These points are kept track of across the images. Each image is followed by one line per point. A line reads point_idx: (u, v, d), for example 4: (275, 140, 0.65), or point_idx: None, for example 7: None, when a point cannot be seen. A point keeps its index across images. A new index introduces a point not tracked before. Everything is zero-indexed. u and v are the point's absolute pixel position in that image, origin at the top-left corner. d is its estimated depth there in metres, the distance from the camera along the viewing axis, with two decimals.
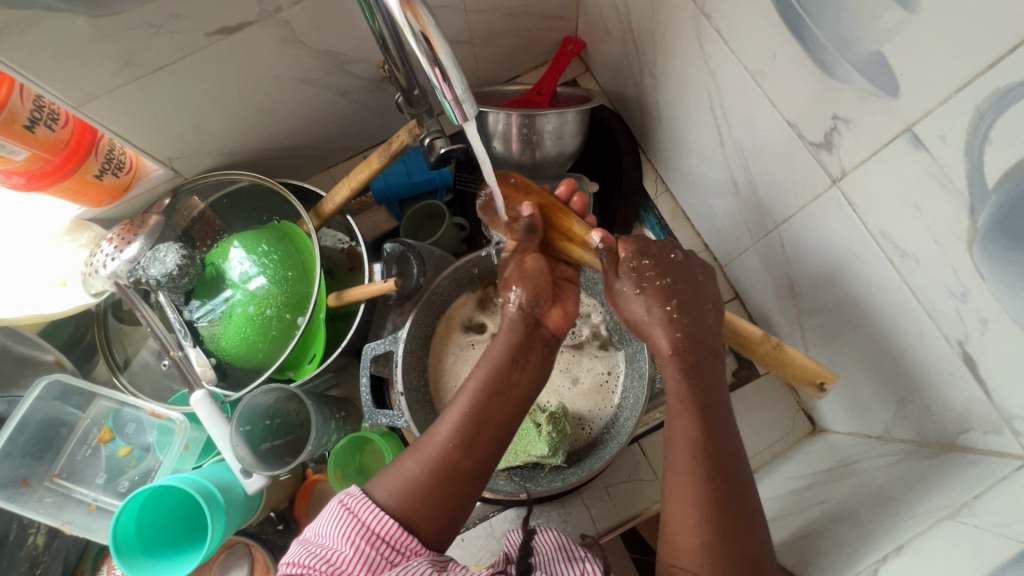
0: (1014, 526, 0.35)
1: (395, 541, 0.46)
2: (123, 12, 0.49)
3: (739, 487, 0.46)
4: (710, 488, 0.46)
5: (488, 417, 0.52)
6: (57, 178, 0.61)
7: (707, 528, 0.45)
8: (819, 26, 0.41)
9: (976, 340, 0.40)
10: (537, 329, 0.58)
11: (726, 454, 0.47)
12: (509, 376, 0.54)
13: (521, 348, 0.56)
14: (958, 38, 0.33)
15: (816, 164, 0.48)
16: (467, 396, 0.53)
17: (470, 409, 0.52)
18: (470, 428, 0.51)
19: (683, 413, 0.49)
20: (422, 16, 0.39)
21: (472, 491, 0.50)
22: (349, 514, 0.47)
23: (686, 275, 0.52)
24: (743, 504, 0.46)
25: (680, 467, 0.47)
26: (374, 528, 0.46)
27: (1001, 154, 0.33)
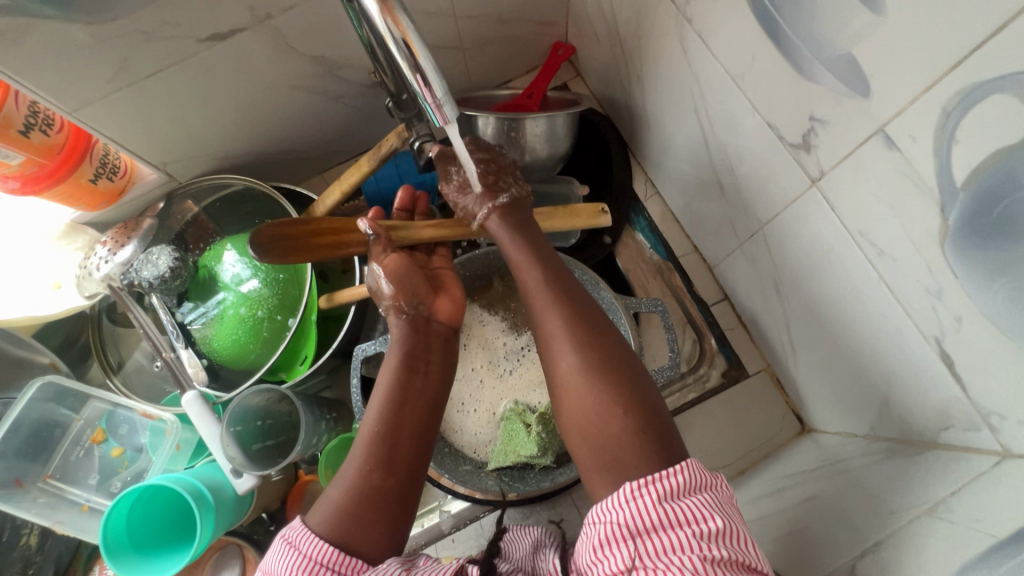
0: (991, 521, 0.36)
1: (337, 564, 0.44)
2: (116, 20, 0.50)
3: (581, 298, 0.57)
4: (566, 309, 0.55)
5: (397, 437, 0.54)
6: (52, 182, 0.62)
7: (577, 347, 0.53)
8: (793, 29, 0.42)
9: (953, 337, 0.41)
10: (428, 326, 0.63)
11: (563, 279, 0.58)
12: (411, 381, 0.58)
13: (416, 349, 0.60)
14: (924, 40, 0.33)
15: (796, 165, 0.49)
16: (374, 416, 0.55)
17: (380, 426, 0.54)
18: (384, 447, 0.53)
19: (524, 262, 0.60)
20: (402, 22, 0.40)
21: (399, 508, 0.50)
22: (291, 548, 0.45)
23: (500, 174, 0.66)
24: (591, 309, 0.56)
25: (541, 310, 0.57)
26: (316, 557, 0.44)
27: (968, 151, 0.34)
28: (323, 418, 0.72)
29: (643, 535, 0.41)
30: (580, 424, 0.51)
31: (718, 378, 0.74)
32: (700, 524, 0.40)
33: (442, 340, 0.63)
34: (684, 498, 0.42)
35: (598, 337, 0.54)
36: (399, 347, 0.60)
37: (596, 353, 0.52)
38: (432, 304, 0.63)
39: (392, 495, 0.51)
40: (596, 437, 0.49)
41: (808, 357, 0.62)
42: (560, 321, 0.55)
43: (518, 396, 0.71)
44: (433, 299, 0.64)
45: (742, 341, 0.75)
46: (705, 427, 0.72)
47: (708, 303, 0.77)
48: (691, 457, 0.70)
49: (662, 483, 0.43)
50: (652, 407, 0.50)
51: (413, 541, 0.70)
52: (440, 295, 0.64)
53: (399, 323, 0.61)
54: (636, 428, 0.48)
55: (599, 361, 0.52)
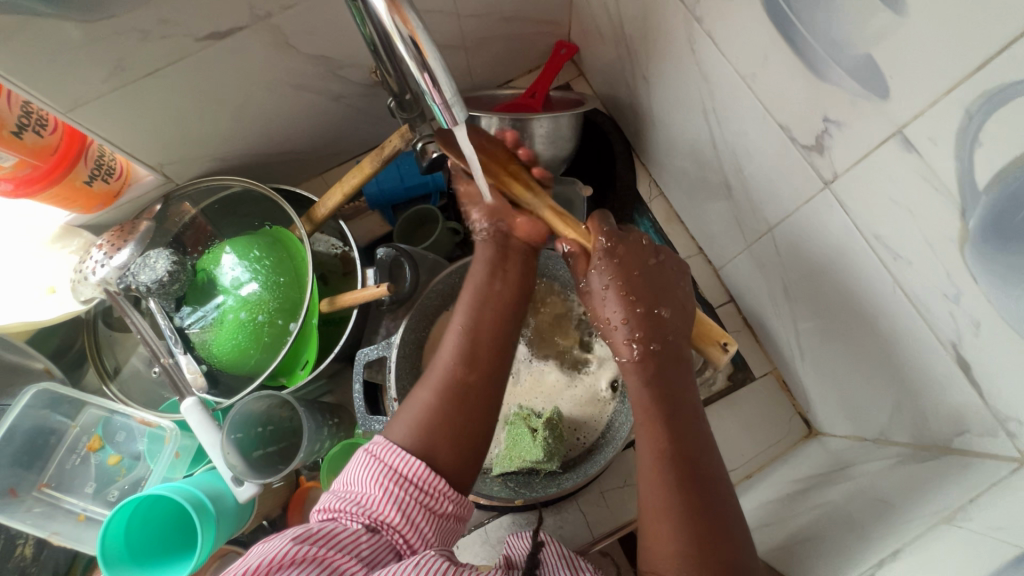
0: (1011, 529, 0.35)
1: (423, 481, 0.49)
2: (111, 18, 0.49)
3: (703, 469, 0.50)
4: (678, 478, 0.49)
5: (479, 339, 0.59)
6: (45, 184, 0.61)
7: (679, 529, 0.47)
8: (808, 29, 0.41)
9: (969, 342, 0.40)
10: (507, 240, 0.65)
11: (689, 443, 0.52)
12: (491, 285, 0.62)
13: (496, 260, 0.64)
14: (947, 41, 0.33)
15: (808, 167, 0.48)
16: (461, 313, 0.61)
17: (467, 323, 0.60)
18: (468, 347, 0.58)
19: (650, 416, 0.53)
20: (410, 20, 0.39)
21: (480, 402, 0.55)
22: (375, 460, 0.50)
23: (664, 289, 0.58)
24: (711, 482, 0.50)
25: (652, 469, 0.50)
26: (401, 470, 0.49)
27: (991, 154, 0.33)
28: (325, 423, 0.70)
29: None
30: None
31: (724, 382, 0.73)
32: None
33: (520, 255, 0.65)
34: None
35: (686, 448, 0.51)
36: (481, 256, 0.64)
37: (703, 540, 0.46)
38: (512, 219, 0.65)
39: (472, 393, 0.55)
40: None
41: (817, 360, 0.61)
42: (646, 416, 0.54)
43: (522, 401, 0.70)
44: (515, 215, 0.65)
45: (748, 343, 0.75)
46: (712, 430, 0.71)
47: (714, 305, 0.77)
48: None
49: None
50: (724, 548, 0.46)
51: None
52: (522, 212, 0.64)
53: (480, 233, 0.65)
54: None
55: (706, 543, 0.46)
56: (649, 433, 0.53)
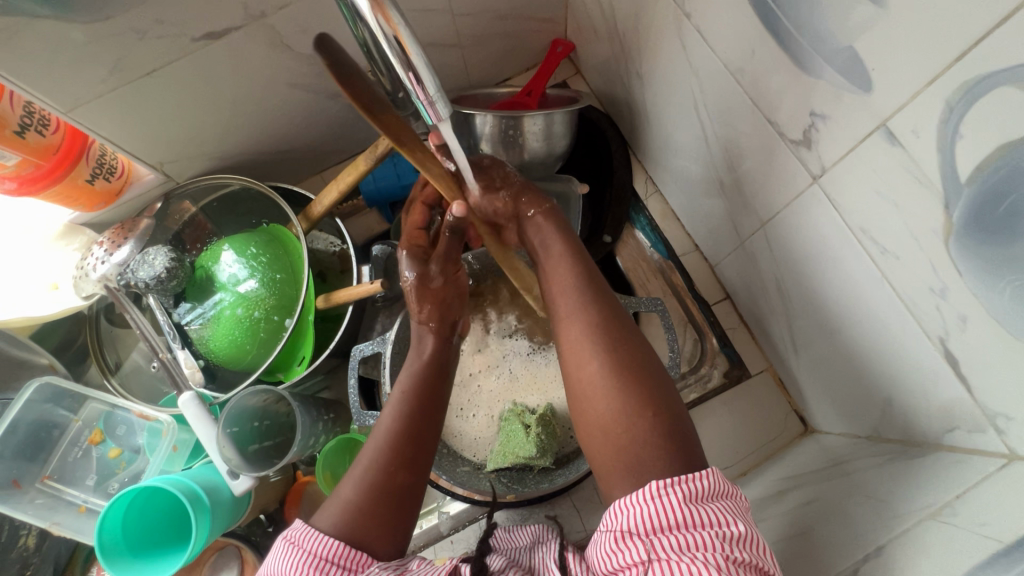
0: (996, 525, 0.35)
1: (343, 559, 0.43)
2: (109, 18, 0.50)
3: (607, 301, 0.54)
4: (591, 311, 0.53)
5: (420, 430, 0.53)
6: (49, 183, 0.62)
7: (602, 351, 0.51)
8: (793, 21, 0.41)
9: (957, 337, 0.40)
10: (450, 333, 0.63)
11: (591, 280, 0.56)
12: (434, 389, 0.57)
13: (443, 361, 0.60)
14: (928, 32, 0.32)
15: (797, 161, 0.48)
16: (392, 414, 0.54)
17: (400, 424, 0.53)
18: (407, 446, 0.52)
19: (558, 260, 0.58)
20: (393, 19, 0.40)
21: (413, 510, 0.50)
22: (294, 547, 0.44)
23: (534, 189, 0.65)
24: (620, 314, 0.54)
25: (567, 307, 0.55)
26: (319, 553, 0.43)
27: (973, 146, 0.33)
28: (321, 418, 0.71)
29: (663, 532, 0.40)
30: (603, 424, 0.48)
31: (720, 379, 0.73)
32: (724, 527, 0.40)
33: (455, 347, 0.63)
34: (706, 503, 0.41)
35: (603, 295, 0.55)
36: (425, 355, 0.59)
37: (623, 357, 0.50)
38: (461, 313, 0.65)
39: (410, 493, 0.50)
40: (616, 438, 0.47)
41: (810, 357, 0.61)
42: (564, 266, 0.58)
43: (516, 397, 0.71)
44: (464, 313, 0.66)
45: (743, 340, 0.74)
46: (706, 428, 0.71)
47: (710, 302, 0.76)
48: None
49: (690, 485, 0.41)
50: (668, 394, 0.49)
51: (411, 543, 0.69)
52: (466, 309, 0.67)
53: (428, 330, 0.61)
54: (662, 430, 0.46)
55: (627, 361, 0.50)
56: (558, 282, 0.57)
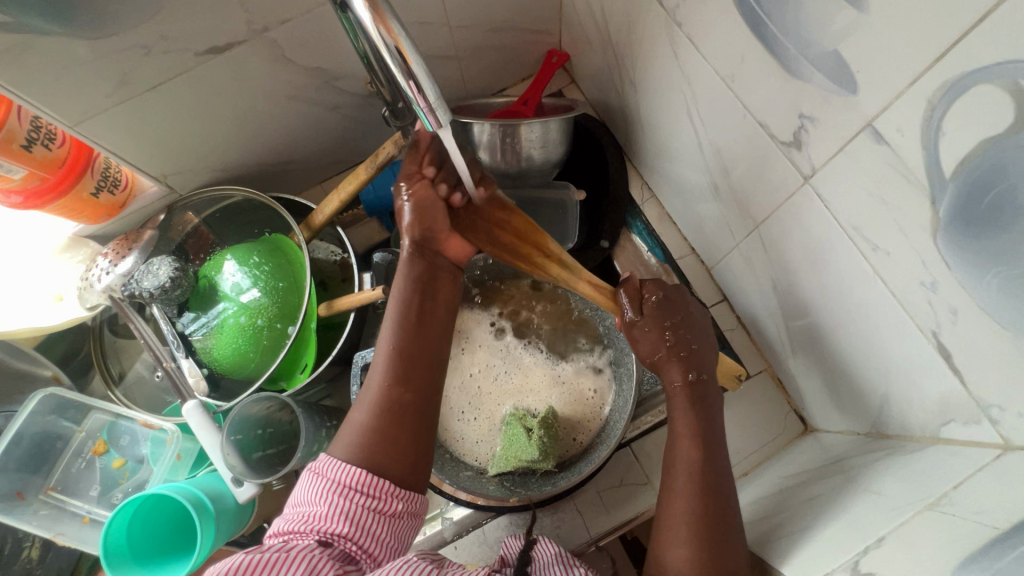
0: (990, 513, 0.35)
1: (366, 487, 0.49)
2: (117, 34, 0.52)
3: (718, 509, 0.52)
4: (702, 529, 0.51)
5: (414, 351, 0.57)
6: (54, 196, 0.63)
7: (695, 547, 0.50)
8: (780, 28, 0.43)
9: (949, 330, 0.41)
10: (434, 259, 0.62)
11: (713, 488, 0.53)
12: (423, 306, 0.60)
13: (426, 280, 0.61)
14: (908, 36, 0.34)
15: (789, 163, 0.49)
16: (385, 340, 0.57)
17: (396, 346, 0.57)
18: (401, 365, 0.56)
19: (685, 437, 0.56)
20: (394, 30, 0.41)
21: (416, 424, 0.54)
22: (319, 476, 0.50)
23: (692, 337, 0.60)
24: (725, 526, 0.51)
25: (675, 511, 0.53)
26: (344, 482, 0.49)
27: (955, 142, 0.34)
28: (324, 425, 0.71)
29: None
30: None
31: None
32: None
33: (449, 278, 0.63)
34: None
35: (715, 482, 0.54)
36: (408, 273, 0.60)
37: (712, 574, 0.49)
38: (443, 238, 0.62)
39: (411, 408, 0.55)
40: None
41: (808, 357, 0.62)
42: (688, 441, 0.56)
43: (517, 401, 0.71)
44: (446, 236, 0.62)
45: (742, 342, 0.75)
46: None
47: (708, 305, 0.77)
48: None
49: None
50: None
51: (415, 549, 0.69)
52: (456, 238, 0.63)
53: (409, 246, 0.61)
54: None
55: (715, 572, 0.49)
56: (678, 455, 0.56)
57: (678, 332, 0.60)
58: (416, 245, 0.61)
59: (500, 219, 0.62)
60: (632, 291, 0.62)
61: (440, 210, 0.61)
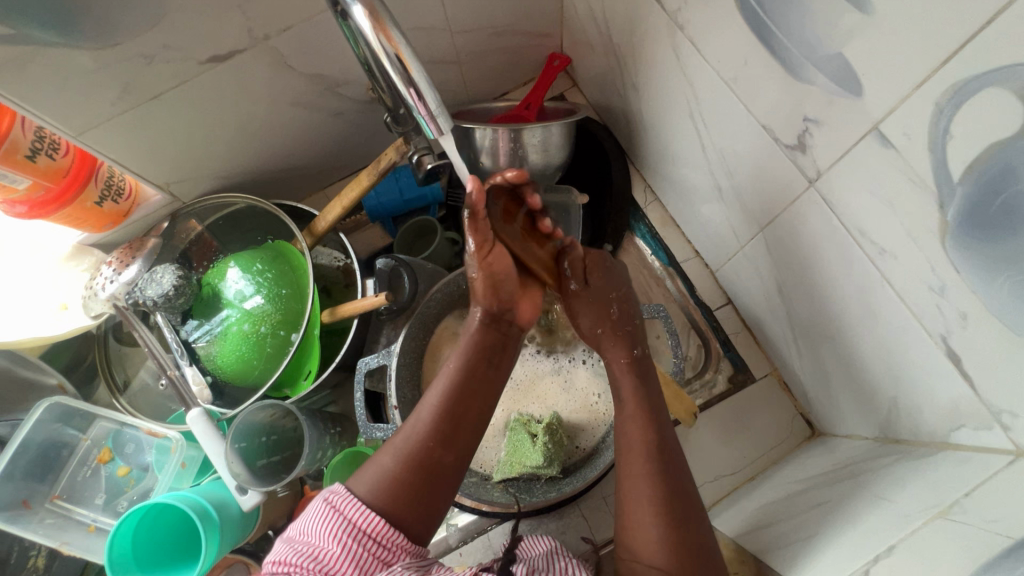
0: (1004, 522, 0.35)
1: (383, 538, 0.47)
2: (119, 44, 0.52)
3: (678, 485, 0.53)
4: (665, 509, 0.51)
5: (463, 414, 0.56)
6: (59, 205, 0.63)
7: (661, 518, 0.51)
8: (783, 31, 0.42)
9: (958, 334, 0.40)
10: (501, 323, 0.63)
11: (671, 460, 0.55)
12: (481, 371, 0.59)
13: (493, 346, 0.61)
14: (914, 38, 0.33)
15: (793, 166, 0.49)
16: (434, 395, 0.57)
17: (443, 405, 0.56)
18: (447, 427, 0.55)
19: (632, 409, 0.58)
20: (395, 38, 0.41)
21: (447, 489, 0.53)
22: (335, 512, 0.47)
23: (633, 311, 0.64)
24: (689, 504, 0.52)
25: (639, 488, 0.53)
26: (360, 525, 0.47)
27: (963, 146, 0.33)
28: (327, 432, 0.71)
29: None
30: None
31: (725, 384, 0.73)
32: None
33: (514, 342, 0.64)
34: None
35: (672, 456, 0.55)
36: (473, 341, 0.60)
37: (684, 556, 0.49)
38: (518, 303, 0.63)
39: (446, 473, 0.53)
40: None
41: (815, 360, 0.61)
42: (637, 411, 0.58)
43: (521, 407, 0.70)
44: (521, 298, 0.63)
45: (747, 345, 0.74)
46: (713, 433, 0.71)
47: (712, 308, 0.77)
48: (698, 466, 0.69)
49: None
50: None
51: None
52: (527, 296, 0.64)
53: (481, 316, 0.62)
54: None
55: (688, 554, 0.49)
56: (625, 425, 0.58)
57: (620, 307, 0.64)
58: (492, 311, 0.62)
59: (529, 245, 0.62)
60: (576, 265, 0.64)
61: (511, 278, 0.61)
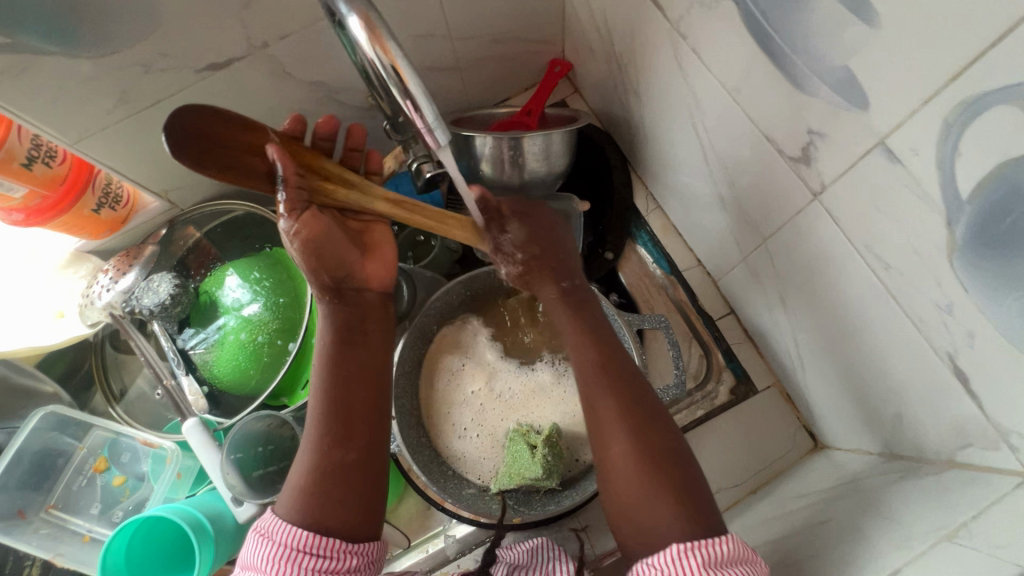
0: (1013, 548, 0.34)
1: (316, 550, 0.44)
2: (115, 53, 0.51)
3: (633, 386, 0.52)
4: (628, 416, 0.50)
5: (349, 401, 0.52)
6: (55, 213, 0.63)
7: (624, 429, 0.49)
8: (787, 42, 0.42)
9: (966, 354, 0.39)
10: (364, 296, 0.58)
11: (621, 368, 0.53)
12: (353, 351, 0.55)
13: (352, 321, 0.56)
14: (920, 54, 0.33)
15: (797, 178, 0.48)
16: (321, 395, 0.52)
17: (326, 402, 0.51)
18: (338, 424, 0.51)
19: (575, 333, 0.57)
20: (391, 49, 0.41)
21: (367, 480, 0.49)
22: (264, 539, 0.45)
23: (557, 247, 0.64)
24: (654, 409, 0.51)
25: (597, 407, 0.51)
26: (291, 544, 0.44)
27: (972, 163, 0.33)
28: None
29: None
30: (628, 514, 0.46)
31: (727, 395, 0.72)
32: None
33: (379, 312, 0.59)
34: (726, 569, 0.41)
35: (621, 365, 0.54)
36: (331, 323, 0.56)
37: (648, 452, 0.47)
38: (363, 266, 0.57)
39: (354, 469, 0.49)
40: (647, 526, 0.45)
41: (817, 373, 0.61)
42: (574, 327, 0.57)
43: (521, 417, 0.70)
44: (360, 268, 0.57)
45: (750, 355, 0.73)
46: (714, 445, 0.70)
47: (714, 317, 0.76)
48: None
49: (708, 550, 0.41)
50: (698, 488, 0.46)
51: (418, 568, 0.68)
52: (370, 258, 0.57)
53: (325, 296, 0.56)
54: (689, 515, 0.44)
55: (655, 449, 0.48)
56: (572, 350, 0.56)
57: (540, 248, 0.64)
58: (330, 287, 0.56)
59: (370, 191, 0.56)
60: (494, 214, 0.64)
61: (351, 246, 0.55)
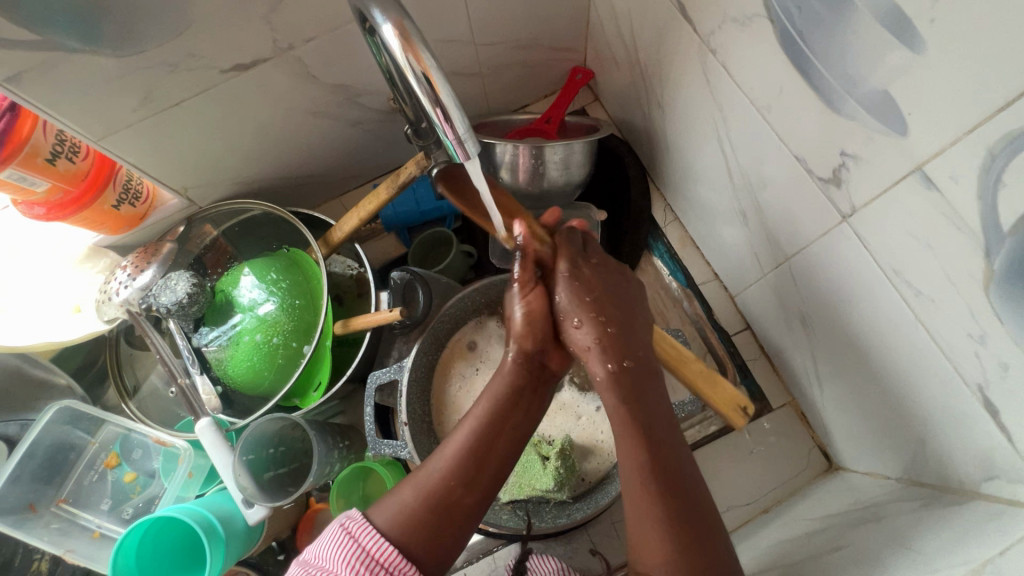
0: None
1: (392, 567, 0.45)
2: (143, 52, 0.51)
3: (695, 517, 0.46)
4: (674, 536, 0.45)
5: (491, 448, 0.52)
6: (75, 209, 0.63)
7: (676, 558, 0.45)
8: (823, 62, 0.41)
9: (997, 385, 0.39)
10: (541, 373, 0.57)
11: (676, 477, 0.47)
12: (507, 416, 0.53)
13: (522, 390, 0.55)
14: (965, 82, 0.32)
15: (826, 200, 0.47)
16: (465, 432, 0.52)
17: (467, 446, 0.51)
18: (471, 465, 0.51)
19: (623, 418, 0.50)
20: (424, 58, 0.41)
21: (464, 526, 0.49)
22: (349, 539, 0.46)
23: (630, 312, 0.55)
24: (711, 532, 0.46)
25: (643, 524, 0.46)
26: (374, 553, 0.45)
27: (1014, 195, 0.32)
28: (336, 446, 0.70)
29: None
30: None
31: None
32: None
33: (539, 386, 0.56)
34: None
35: (677, 469, 0.48)
36: (504, 381, 0.54)
37: None
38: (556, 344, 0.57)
39: (464, 512, 0.49)
40: None
41: (835, 394, 0.60)
42: (619, 411, 0.51)
43: None
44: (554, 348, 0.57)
45: (765, 372, 0.73)
46: (727, 462, 0.69)
47: (730, 332, 0.75)
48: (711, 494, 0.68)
49: None
50: None
51: None
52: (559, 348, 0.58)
53: (516, 353, 0.55)
54: None
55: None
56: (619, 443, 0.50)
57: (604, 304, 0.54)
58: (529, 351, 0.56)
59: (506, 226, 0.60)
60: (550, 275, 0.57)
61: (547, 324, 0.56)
